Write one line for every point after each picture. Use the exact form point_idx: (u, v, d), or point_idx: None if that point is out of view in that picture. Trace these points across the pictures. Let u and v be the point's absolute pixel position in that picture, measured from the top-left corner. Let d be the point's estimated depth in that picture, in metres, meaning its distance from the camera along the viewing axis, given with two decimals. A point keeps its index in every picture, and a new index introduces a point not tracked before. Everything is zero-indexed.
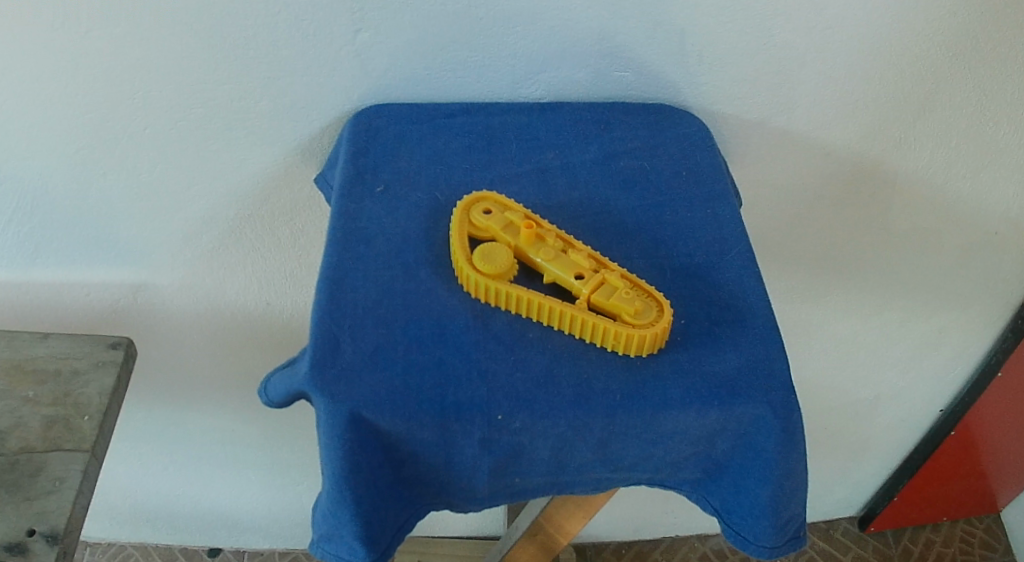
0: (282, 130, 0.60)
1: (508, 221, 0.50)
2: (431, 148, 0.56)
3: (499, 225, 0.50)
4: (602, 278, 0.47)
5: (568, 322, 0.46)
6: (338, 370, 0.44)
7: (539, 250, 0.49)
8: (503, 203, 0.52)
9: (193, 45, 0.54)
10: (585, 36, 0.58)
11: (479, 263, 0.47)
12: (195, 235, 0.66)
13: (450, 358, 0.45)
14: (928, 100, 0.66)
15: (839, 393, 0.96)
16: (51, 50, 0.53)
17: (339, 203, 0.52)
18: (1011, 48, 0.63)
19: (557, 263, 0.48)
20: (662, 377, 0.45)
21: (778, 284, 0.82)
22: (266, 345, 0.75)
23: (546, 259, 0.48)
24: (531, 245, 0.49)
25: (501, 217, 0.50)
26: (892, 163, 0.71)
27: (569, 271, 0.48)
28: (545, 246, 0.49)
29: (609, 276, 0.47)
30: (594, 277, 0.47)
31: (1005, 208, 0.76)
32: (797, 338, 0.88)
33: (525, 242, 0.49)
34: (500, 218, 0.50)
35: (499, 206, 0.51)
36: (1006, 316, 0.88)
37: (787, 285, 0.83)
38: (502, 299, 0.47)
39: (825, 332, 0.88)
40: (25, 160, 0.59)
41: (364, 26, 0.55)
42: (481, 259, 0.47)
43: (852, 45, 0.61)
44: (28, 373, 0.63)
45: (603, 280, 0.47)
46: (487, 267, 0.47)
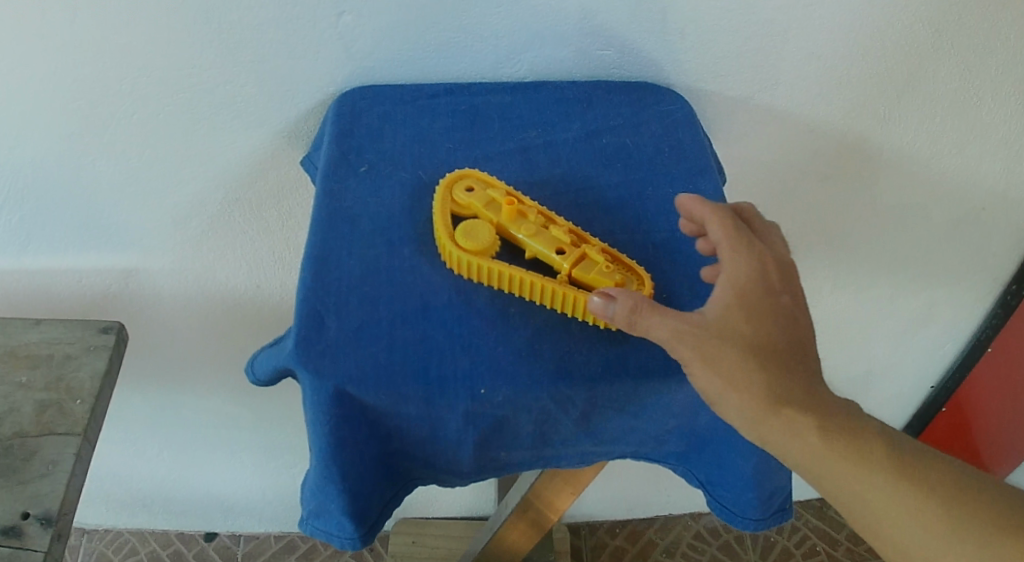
0: (267, 115, 0.60)
1: (490, 198, 0.50)
2: (414, 127, 0.55)
3: (481, 201, 0.49)
4: (583, 252, 0.47)
5: (549, 297, 0.45)
6: (323, 346, 0.43)
7: (520, 225, 0.48)
8: (485, 180, 0.51)
9: (177, 33, 0.54)
10: (569, 14, 0.58)
11: (459, 238, 0.47)
12: (183, 220, 0.66)
13: (433, 333, 0.44)
14: (912, 76, 0.66)
15: (834, 372, 0.96)
16: (34, 37, 0.53)
17: (323, 182, 0.51)
18: (994, 24, 0.62)
19: (539, 238, 0.48)
20: (644, 350, 0.44)
21: None
22: (257, 329, 0.75)
23: (527, 235, 0.48)
24: (513, 221, 0.48)
25: (483, 194, 0.50)
26: (876, 140, 0.70)
27: (551, 246, 0.47)
28: (527, 222, 0.48)
29: (591, 251, 0.47)
30: (575, 251, 0.47)
31: (993, 184, 0.75)
32: None
33: (507, 219, 0.48)
34: (482, 194, 0.50)
35: (482, 183, 0.51)
36: (993, 295, 0.87)
37: None
38: (483, 274, 0.46)
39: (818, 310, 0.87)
40: (13, 148, 0.59)
41: (347, 8, 0.54)
42: (463, 236, 0.47)
43: (832, 21, 0.61)
44: (21, 359, 0.63)
45: (584, 255, 0.47)
46: (467, 242, 0.47)
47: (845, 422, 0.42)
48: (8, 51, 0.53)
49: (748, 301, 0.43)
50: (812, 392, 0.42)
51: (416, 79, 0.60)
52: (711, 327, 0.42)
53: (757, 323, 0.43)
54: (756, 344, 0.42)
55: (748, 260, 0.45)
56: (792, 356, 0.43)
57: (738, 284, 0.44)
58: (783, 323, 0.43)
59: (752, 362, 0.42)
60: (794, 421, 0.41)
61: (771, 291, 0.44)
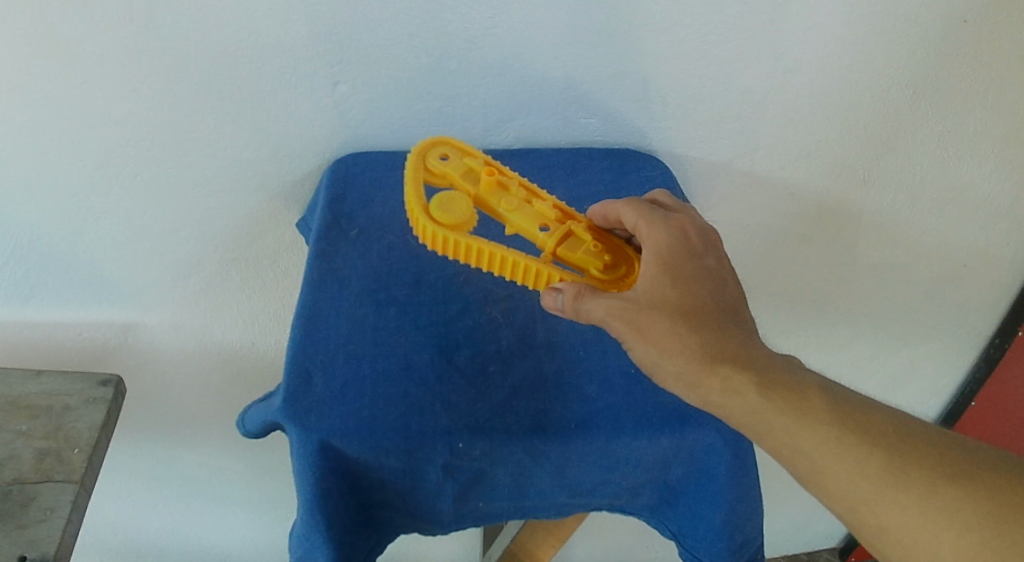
0: (266, 178, 0.63)
1: (468, 168, 0.55)
2: (403, 194, 0.61)
3: (458, 174, 0.54)
4: (566, 229, 0.54)
5: (532, 275, 0.52)
6: (309, 403, 0.50)
7: (503, 200, 0.54)
8: (463, 149, 0.56)
9: (183, 98, 0.57)
10: (557, 85, 0.62)
11: (438, 212, 0.51)
12: (183, 277, 0.69)
13: (413, 391, 0.52)
14: (890, 138, 0.69)
15: None
16: (49, 100, 0.56)
17: (317, 244, 0.58)
18: (963, 93, 0.67)
19: (519, 213, 0.54)
20: (614, 406, 0.54)
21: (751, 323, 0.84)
22: (249, 384, 0.78)
23: (510, 209, 0.54)
24: (495, 194, 0.54)
25: (462, 165, 0.55)
26: (856, 201, 0.74)
27: (533, 221, 0.54)
28: (509, 196, 0.54)
29: (573, 227, 0.54)
30: (559, 228, 0.54)
31: (973, 241, 0.79)
32: None
33: (487, 191, 0.54)
34: (458, 163, 0.55)
35: (458, 151, 0.56)
36: (977, 348, 0.90)
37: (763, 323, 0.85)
38: (461, 249, 0.51)
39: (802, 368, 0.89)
40: (22, 202, 0.61)
41: (341, 79, 0.59)
42: (441, 212, 0.51)
43: (806, 89, 0.65)
44: (21, 409, 0.65)
45: (566, 231, 0.54)
46: (446, 218, 0.51)
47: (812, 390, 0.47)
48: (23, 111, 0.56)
49: (670, 264, 0.51)
50: (752, 357, 0.48)
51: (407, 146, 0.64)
52: (642, 297, 0.50)
53: (680, 283, 0.50)
54: (685, 307, 0.49)
55: (669, 230, 0.52)
56: (721, 314, 0.50)
57: (660, 250, 0.52)
58: (709, 282, 0.51)
59: (682, 326, 0.49)
60: (750, 392, 0.46)
61: (693, 253, 0.52)
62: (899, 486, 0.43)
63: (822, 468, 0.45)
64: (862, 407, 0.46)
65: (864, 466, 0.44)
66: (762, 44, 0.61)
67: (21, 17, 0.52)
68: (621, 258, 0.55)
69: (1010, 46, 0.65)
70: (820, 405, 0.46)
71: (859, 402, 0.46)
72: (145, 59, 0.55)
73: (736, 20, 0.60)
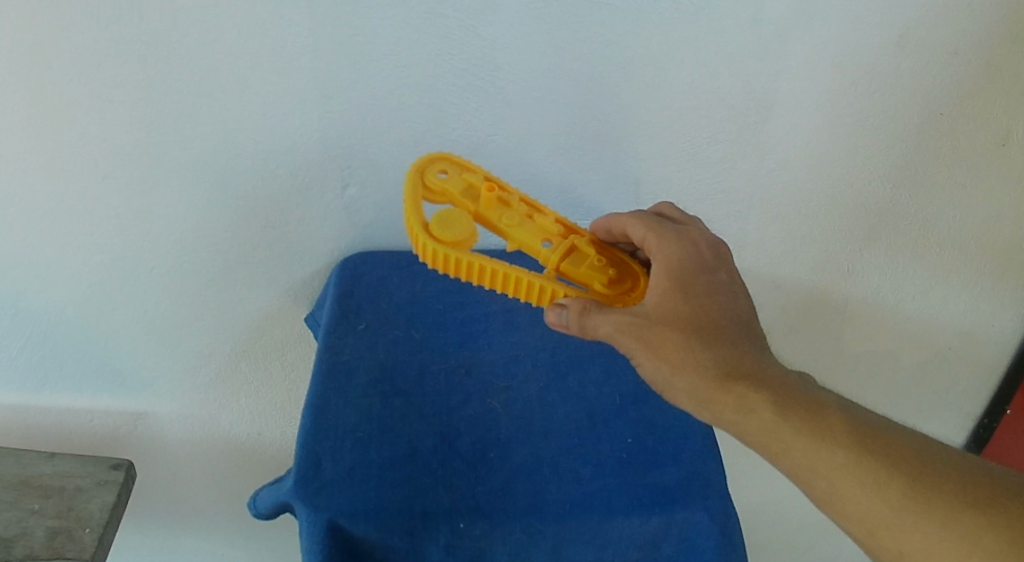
0: (277, 274, 0.68)
1: (468, 183, 0.57)
2: (409, 290, 0.67)
3: (457, 189, 0.56)
4: (569, 243, 0.57)
5: (535, 292, 0.55)
6: (318, 484, 0.53)
7: (505, 216, 0.56)
8: (461, 164, 0.58)
9: (203, 195, 0.62)
10: (552, 191, 0.70)
11: (440, 232, 0.53)
12: (193, 369, 0.72)
13: (417, 475, 0.56)
14: (871, 233, 0.78)
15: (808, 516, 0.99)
16: (78, 197, 0.60)
17: (325, 337, 0.62)
18: (929, 194, 0.75)
19: (520, 229, 0.56)
20: (609, 488, 0.58)
21: None
22: (255, 470, 0.81)
23: (512, 224, 0.56)
24: (496, 210, 0.56)
25: (461, 181, 0.56)
26: (841, 290, 0.83)
27: (534, 238, 0.56)
28: (511, 212, 0.57)
29: (575, 242, 0.57)
30: (562, 243, 0.57)
31: (953, 326, 0.87)
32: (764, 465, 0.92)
33: (487, 208, 0.56)
34: (457, 179, 0.56)
35: (457, 167, 0.58)
36: (970, 427, 0.96)
37: None
38: (462, 267, 0.54)
39: None
40: (44, 289, 0.64)
41: (351, 183, 0.64)
42: (441, 232, 0.53)
43: (786, 190, 0.74)
44: (34, 489, 0.68)
45: (569, 245, 0.57)
46: (448, 236, 0.54)
47: (817, 405, 0.51)
48: (47, 205, 0.60)
49: (678, 278, 0.55)
50: (775, 381, 0.51)
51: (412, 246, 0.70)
52: (653, 313, 0.54)
53: (688, 297, 0.54)
54: (698, 323, 0.53)
55: (681, 246, 0.56)
56: (735, 332, 0.54)
57: (669, 264, 0.56)
58: (722, 298, 0.55)
59: (695, 343, 0.52)
60: (773, 415, 0.50)
61: (706, 268, 0.56)
62: (922, 514, 0.47)
63: (840, 492, 0.48)
64: (874, 425, 0.50)
65: (880, 484, 0.48)
66: (748, 146, 0.70)
67: (60, 121, 0.56)
68: (627, 272, 0.59)
69: (971, 152, 0.72)
70: (841, 430, 0.49)
71: (871, 419, 0.50)
72: (166, 159, 0.59)
73: (723, 126, 0.68)
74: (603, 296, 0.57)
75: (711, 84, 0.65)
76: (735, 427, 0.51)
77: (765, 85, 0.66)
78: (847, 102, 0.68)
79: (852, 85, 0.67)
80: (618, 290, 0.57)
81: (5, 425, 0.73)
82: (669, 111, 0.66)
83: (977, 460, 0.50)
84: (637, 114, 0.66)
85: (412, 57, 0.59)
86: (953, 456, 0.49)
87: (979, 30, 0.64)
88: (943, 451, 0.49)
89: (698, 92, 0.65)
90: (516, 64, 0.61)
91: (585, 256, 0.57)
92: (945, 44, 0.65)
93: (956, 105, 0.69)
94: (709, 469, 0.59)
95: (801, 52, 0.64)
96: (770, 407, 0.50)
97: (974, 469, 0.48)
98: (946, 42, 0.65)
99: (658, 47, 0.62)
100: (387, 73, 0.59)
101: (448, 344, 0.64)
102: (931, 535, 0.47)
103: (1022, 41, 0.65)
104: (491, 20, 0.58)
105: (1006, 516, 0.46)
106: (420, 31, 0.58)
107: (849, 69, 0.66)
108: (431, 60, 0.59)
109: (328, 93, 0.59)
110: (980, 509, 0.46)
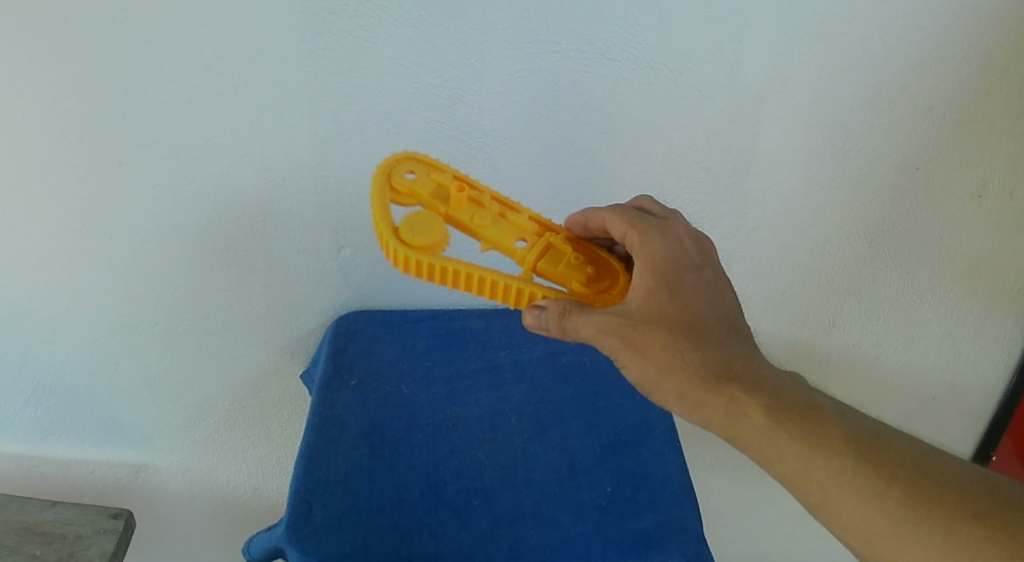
0: (275, 331, 0.71)
1: (435, 184, 0.57)
2: (401, 347, 0.70)
3: (424, 190, 0.56)
4: (545, 242, 0.58)
5: (513, 295, 0.56)
6: (309, 530, 0.56)
7: (477, 216, 0.57)
8: (428, 165, 0.58)
9: (205, 256, 0.65)
10: None
11: (410, 236, 0.53)
12: (193, 422, 0.75)
13: (405, 521, 0.58)
14: (850, 288, 0.81)
15: None
16: (84, 257, 0.63)
17: (319, 392, 0.65)
18: (902, 251, 0.79)
19: (493, 229, 0.57)
20: (588, 534, 0.60)
21: (724, 467, 0.90)
22: (252, 523, 0.83)
23: (484, 225, 0.57)
24: (467, 210, 0.57)
25: (429, 182, 0.57)
26: (823, 344, 0.86)
27: (509, 237, 0.57)
28: (483, 212, 0.57)
29: (551, 240, 0.58)
30: (538, 241, 0.58)
31: (936, 376, 0.90)
32: (750, 514, 0.95)
33: (456, 209, 0.56)
34: (426, 180, 0.57)
35: (424, 167, 0.58)
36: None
37: (737, 466, 0.90)
38: (436, 272, 0.54)
39: (778, 507, 0.94)
40: (48, 345, 0.67)
41: (345, 245, 0.68)
42: (414, 236, 0.53)
43: (764, 250, 0.77)
44: (36, 534, 0.70)
45: (545, 244, 0.58)
46: (419, 241, 0.53)
47: (812, 413, 0.52)
48: (53, 265, 0.62)
49: (663, 276, 0.56)
50: (766, 383, 0.53)
51: (405, 304, 0.74)
52: (638, 312, 0.55)
53: (674, 296, 0.55)
54: (683, 320, 0.54)
55: (666, 242, 0.57)
56: (723, 329, 0.55)
57: (654, 262, 0.57)
58: (709, 294, 0.56)
59: (681, 342, 0.54)
60: (769, 416, 0.52)
61: (692, 264, 0.57)
62: (917, 520, 0.49)
63: (833, 497, 0.50)
64: (868, 430, 0.52)
65: (877, 493, 0.49)
66: (727, 205, 0.73)
67: (71, 187, 0.59)
68: (606, 270, 0.59)
69: (941, 208, 0.75)
70: (836, 434, 0.51)
71: (864, 424, 0.52)
72: (169, 220, 0.62)
73: (703, 186, 0.72)
74: (582, 295, 0.57)
75: (690, 147, 0.69)
76: (729, 431, 0.53)
77: (742, 148, 0.69)
78: (820, 163, 0.71)
79: (825, 147, 0.70)
80: (597, 289, 0.58)
81: (9, 477, 0.75)
82: (650, 173, 0.70)
83: (975, 470, 0.51)
84: (619, 178, 0.70)
85: (405, 123, 0.63)
86: (947, 464, 0.51)
87: (942, 93, 0.69)
88: (938, 460, 0.51)
89: (678, 155, 0.69)
90: (503, 129, 0.65)
91: (561, 254, 0.58)
92: (912, 106, 0.69)
93: (923, 164, 0.73)
94: (682, 515, 0.62)
95: (775, 116, 0.68)
96: (765, 414, 0.52)
97: (970, 477, 0.50)
98: (912, 103, 0.69)
99: (638, 113, 0.66)
100: (381, 139, 0.63)
101: (436, 400, 0.67)
102: (928, 544, 0.48)
103: (979, 108, 0.70)
104: (479, 88, 0.62)
105: (1004, 530, 0.47)
106: (413, 96, 0.61)
107: (820, 131, 0.69)
108: (422, 125, 0.63)
109: (325, 158, 0.63)
110: (977, 521, 0.48)
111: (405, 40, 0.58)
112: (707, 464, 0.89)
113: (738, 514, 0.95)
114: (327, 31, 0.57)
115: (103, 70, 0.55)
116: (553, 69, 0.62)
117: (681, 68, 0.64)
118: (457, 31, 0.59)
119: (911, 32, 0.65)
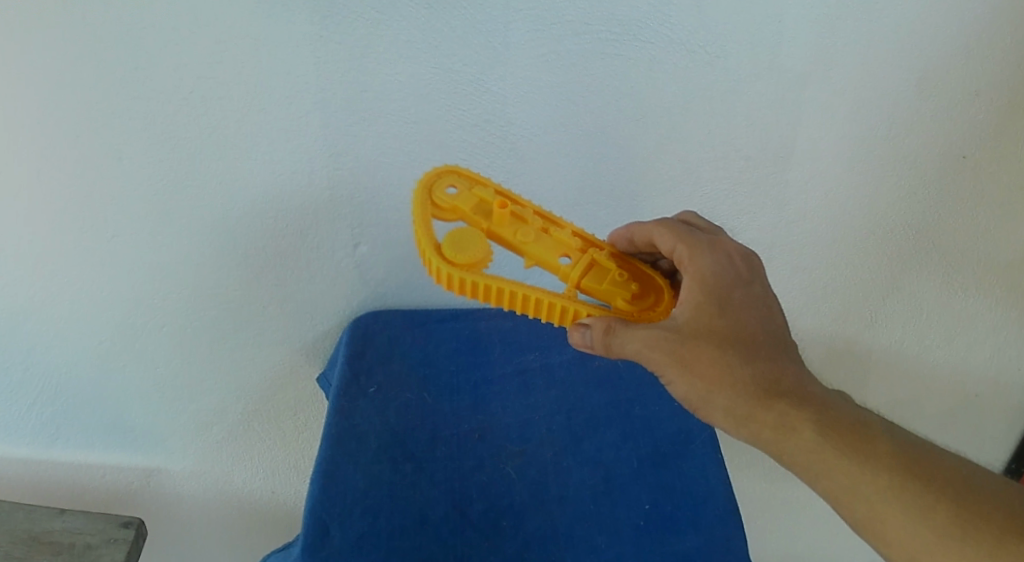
0: (291, 333, 0.68)
1: (476, 199, 0.53)
2: (424, 351, 0.67)
3: (465, 204, 0.53)
4: (589, 259, 0.54)
5: (557, 312, 0.52)
6: (326, 553, 0.52)
7: (521, 232, 0.53)
8: (468, 178, 0.54)
9: (213, 254, 0.62)
10: None
11: (454, 254, 0.50)
12: (206, 426, 0.72)
13: (429, 544, 0.55)
14: (895, 282, 0.77)
15: None
16: (83, 254, 0.59)
17: (336, 400, 0.62)
18: (951, 244, 0.74)
19: (537, 245, 0.53)
20: (624, 557, 0.57)
21: (759, 469, 0.86)
22: (268, 527, 0.81)
23: (529, 241, 0.53)
24: (512, 226, 0.53)
25: (469, 196, 0.53)
26: (864, 341, 0.82)
27: (552, 254, 0.53)
28: (527, 228, 0.53)
29: (596, 256, 0.54)
30: (583, 258, 0.54)
31: (979, 374, 0.85)
32: (786, 517, 0.91)
33: (498, 223, 0.52)
34: (467, 196, 0.53)
35: (466, 181, 0.54)
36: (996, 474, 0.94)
37: (772, 468, 0.86)
38: (479, 290, 0.50)
39: (815, 510, 0.90)
40: (51, 347, 0.64)
41: (362, 241, 0.64)
42: (458, 253, 0.50)
43: (806, 243, 0.73)
44: (43, 544, 0.68)
45: (590, 261, 0.54)
46: (462, 258, 0.50)
47: (863, 429, 0.48)
48: (53, 263, 0.59)
49: (713, 292, 0.53)
50: (815, 404, 0.50)
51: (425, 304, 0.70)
52: (685, 328, 0.51)
53: (724, 312, 0.52)
54: (734, 339, 0.51)
55: (715, 256, 0.54)
56: (776, 351, 0.52)
57: (704, 278, 0.53)
58: (758, 311, 0.53)
59: (731, 362, 0.50)
60: (829, 434, 0.48)
61: (744, 281, 0.54)
62: (963, 538, 0.45)
63: (881, 515, 0.46)
64: (919, 448, 0.48)
65: (924, 509, 0.46)
66: (767, 196, 0.69)
67: (68, 178, 0.56)
68: (650, 286, 0.55)
69: (991, 198, 0.71)
70: (884, 450, 0.48)
71: (915, 442, 0.49)
72: (175, 217, 0.59)
73: (741, 176, 0.67)
74: (627, 313, 0.54)
75: (727, 135, 0.64)
76: (776, 447, 0.50)
77: (783, 135, 0.65)
78: (866, 152, 0.67)
79: (871, 135, 0.66)
80: (642, 306, 0.54)
81: (15, 482, 0.72)
82: (684, 162, 0.66)
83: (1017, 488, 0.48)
84: (651, 166, 0.65)
85: (421, 111, 0.59)
86: (993, 481, 0.47)
87: (996, 75, 0.64)
88: (983, 476, 0.48)
89: (714, 143, 0.65)
90: (526, 117, 0.61)
91: (605, 271, 0.54)
92: (965, 90, 0.64)
93: (974, 151, 0.68)
94: (726, 534, 0.59)
95: (818, 102, 0.63)
96: (814, 430, 0.49)
97: (1014, 496, 0.47)
98: (965, 87, 0.64)
99: (670, 98, 0.62)
100: (397, 128, 0.59)
101: (461, 408, 0.64)
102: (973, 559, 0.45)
103: None
104: (500, 73, 0.58)
105: None
106: (430, 83, 0.57)
107: (866, 119, 0.65)
108: (441, 112, 0.59)
109: (337, 148, 0.59)
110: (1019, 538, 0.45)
111: (420, 21, 0.54)
112: (742, 467, 0.85)
113: (774, 517, 0.91)
114: (336, 13, 0.53)
115: (97, 57, 0.51)
116: (580, 52, 0.58)
117: (717, 49, 0.59)
118: (476, 11, 0.55)
119: (967, 9, 0.60)
